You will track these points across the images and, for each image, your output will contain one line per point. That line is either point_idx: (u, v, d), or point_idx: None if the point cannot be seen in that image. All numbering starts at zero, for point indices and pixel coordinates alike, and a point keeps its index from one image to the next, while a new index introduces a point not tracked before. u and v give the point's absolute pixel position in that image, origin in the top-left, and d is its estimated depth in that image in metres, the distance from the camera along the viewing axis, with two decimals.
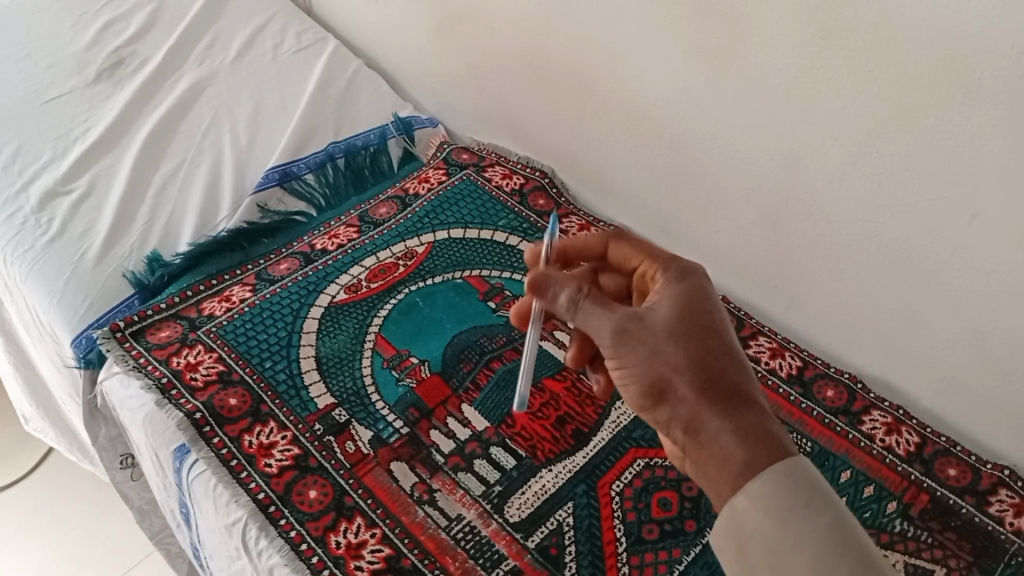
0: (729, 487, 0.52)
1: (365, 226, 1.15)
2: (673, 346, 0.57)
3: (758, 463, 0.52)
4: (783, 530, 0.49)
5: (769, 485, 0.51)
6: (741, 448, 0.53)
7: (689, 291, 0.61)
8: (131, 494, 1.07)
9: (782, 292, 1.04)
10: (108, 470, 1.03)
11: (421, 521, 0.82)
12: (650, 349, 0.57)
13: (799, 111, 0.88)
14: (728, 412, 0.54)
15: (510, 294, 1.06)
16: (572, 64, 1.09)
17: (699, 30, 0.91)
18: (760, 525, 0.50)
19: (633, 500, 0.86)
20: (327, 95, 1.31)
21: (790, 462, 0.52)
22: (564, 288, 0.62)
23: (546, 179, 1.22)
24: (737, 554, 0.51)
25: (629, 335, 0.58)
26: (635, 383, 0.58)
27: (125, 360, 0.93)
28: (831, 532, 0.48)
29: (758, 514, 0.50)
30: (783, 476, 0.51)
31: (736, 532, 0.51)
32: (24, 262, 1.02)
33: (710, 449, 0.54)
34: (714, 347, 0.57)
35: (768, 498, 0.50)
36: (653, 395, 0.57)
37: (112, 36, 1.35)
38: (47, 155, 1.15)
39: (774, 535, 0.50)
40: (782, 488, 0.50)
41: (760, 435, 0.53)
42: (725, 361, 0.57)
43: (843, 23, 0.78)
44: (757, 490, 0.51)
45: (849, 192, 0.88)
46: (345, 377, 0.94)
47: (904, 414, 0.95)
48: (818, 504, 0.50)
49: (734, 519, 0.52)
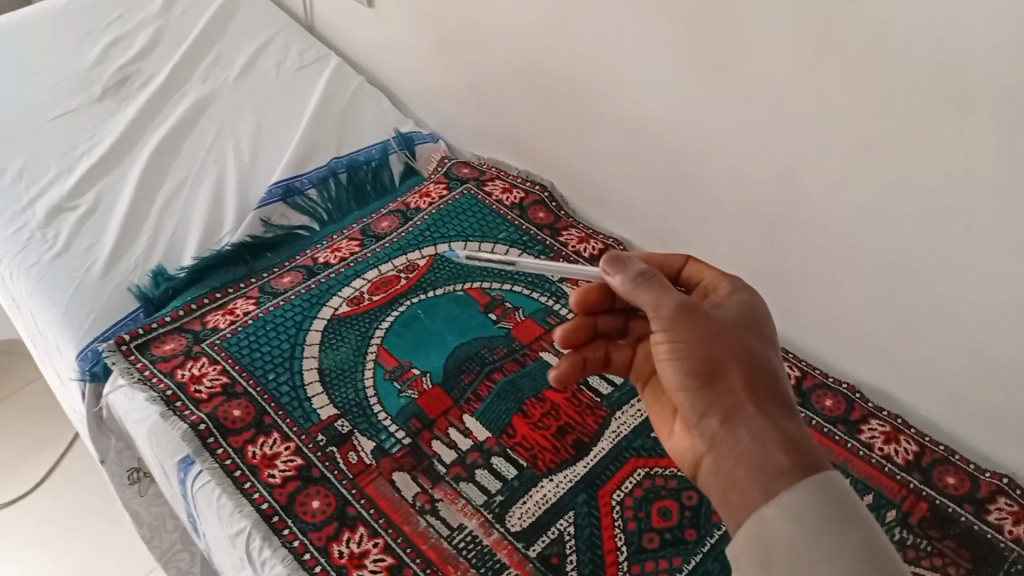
0: (764, 490, 0.53)
1: (367, 240, 1.16)
2: (734, 339, 0.60)
3: (791, 471, 0.53)
4: (817, 543, 0.50)
5: (805, 495, 0.52)
6: (781, 449, 0.55)
7: (752, 306, 0.65)
8: (141, 511, 1.07)
9: (780, 303, 1.04)
10: (116, 486, 1.03)
11: (423, 531, 0.83)
12: (713, 335, 0.60)
13: (794, 122, 0.89)
14: (771, 415, 0.57)
15: (511, 306, 1.07)
16: (570, 79, 1.10)
17: (695, 44, 0.92)
18: (792, 537, 0.51)
19: (634, 509, 0.86)
20: (329, 111, 1.33)
21: (827, 476, 0.53)
22: (637, 269, 0.66)
23: (546, 193, 1.24)
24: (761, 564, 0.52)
25: (693, 316, 0.61)
26: (688, 358, 0.60)
27: (130, 372, 0.94)
28: (865, 547, 0.49)
29: (790, 523, 0.51)
30: (820, 492, 0.52)
31: (765, 540, 0.52)
32: (30, 277, 1.03)
33: (749, 444, 0.56)
34: (767, 356, 0.61)
35: (802, 509, 0.51)
36: (702, 375, 0.59)
37: (116, 54, 1.37)
38: (53, 171, 1.16)
39: (805, 546, 0.50)
40: (818, 503, 0.51)
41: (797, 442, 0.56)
42: (774, 372, 0.60)
43: (839, 37, 0.80)
44: (792, 501, 0.52)
45: (845, 204, 0.89)
46: (347, 388, 0.95)
47: (902, 424, 0.95)
48: (851, 520, 0.51)
49: (764, 529, 0.52)
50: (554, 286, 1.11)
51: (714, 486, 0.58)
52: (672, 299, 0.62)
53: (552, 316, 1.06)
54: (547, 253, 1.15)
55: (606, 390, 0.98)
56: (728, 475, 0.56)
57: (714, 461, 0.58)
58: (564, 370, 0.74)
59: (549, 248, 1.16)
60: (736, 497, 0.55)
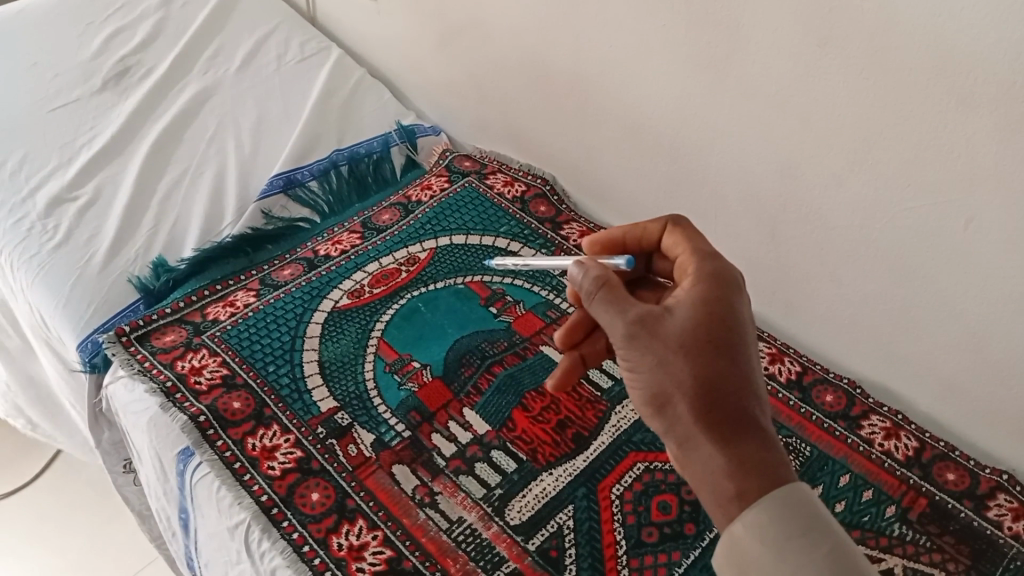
0: (724, 516, 0.53)
1: (368, 233, 1.16)
2: (679, 361, 0.57)
3: (745, 496, 0.53)
4: (783, 562, 0.50)
5: (768, 514, 0.51)
6: (731, 479, 0.53)
7: (713, 297, 0.59)
8: (132, 497, 1.08)
9: (781, 298, 1.04)
10: (111, 473, 1.04)
11: (423, 524, 0.83)
12: (658, 361, 0.57)
13: (796, 117, 0.88)
14: (722, 440, 0.54)
15: (512, 299, 1.07)
16: (571, 73, 1.10)
17: (697, 39, 0.92)
18: (759, 557, 0.51)
19: (633, 503, 0.86)
20: (331, 104, 1.32)
21: (790, 493, 0.52)
22: (588, 284, 0.63)
23: (548, 186, 1.23)
24: None
25: (638, 340, 0.58)
26: (639, 387, 0.59)
27: (130, 364, 0.94)
28: (829, 563, 0.49)
29: (757, 544, 0.51)
30: (784, 509, 0.51)
31: (736, 558, 0.52)
32: (30, 268, 1.03)
33: (702, 474, 0.55)
34: (723, 367, 0.56)
35: (766, 529, 0.51)
36: (654, 404, 0.58)
37: (117, 45, 1.36)
38: (53, 162, 1.16)
39: (773, 566, 0.50)
40: (783, 521, 0.51)
41: (751, 466, 0.53)
42: (733, 383, 0.56)
43: (840, 32, 0.80)
44: (757, 522, 0.52)
45: (846, 199, 0.89)
46: (348, 381, 0.95)
47: (903, 419, 0.95)
48: (816, 534, 0.51)
49: (733, 547, 0.52)
50: (555, 279, 1.10)
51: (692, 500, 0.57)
52: (619, 325, 0.60)
53: (553, 310, 1.06)
54: (548, 246, 1.15)
55: (606, 384, 0.98)
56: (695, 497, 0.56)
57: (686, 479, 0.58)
58: (564, 371, 0.73)
59: (550, 242, 1.15)
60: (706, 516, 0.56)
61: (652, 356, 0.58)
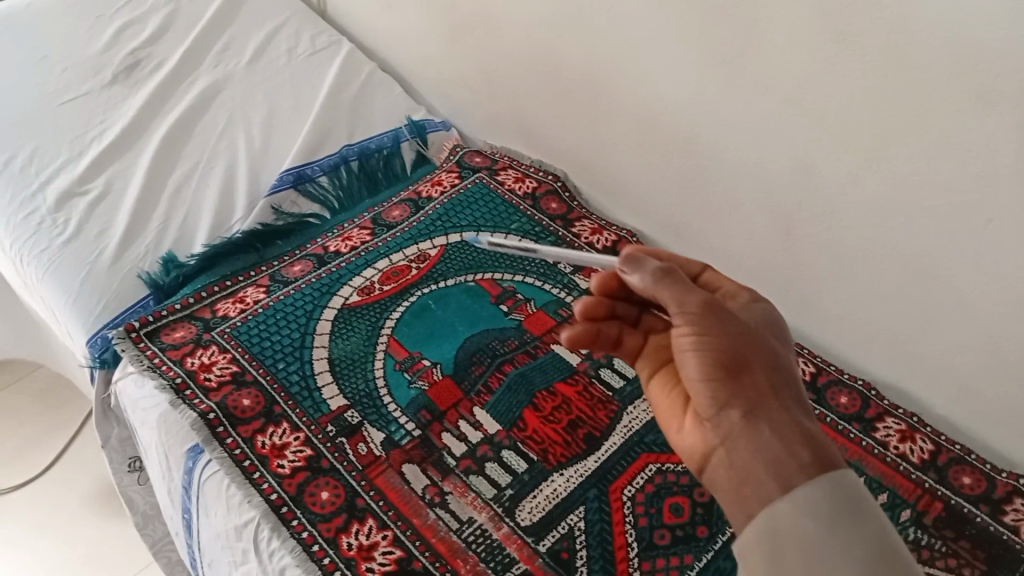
0: (778, 484, 0.53)
1: (378, 229, 1.15)
2: (754, 343, 0.60)
3: (807, 467, 0.54)
4: (828, 535, 0.50)
5: (822, 488, 0.52)
6: (800, 446, 0.55)
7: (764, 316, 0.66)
8: (136, 499, 1.05)
9: (795, 298, 1.03)
10: (115, 474, 1.03)
11: (432, 524, 0.82)
12: (734, 337, 0.60)
13: (812, 115, 0.87)
14: (791, 416, 0.57)
15: (522, 297, 1.06)
16: (584, 68, 1.09)
17: (711, 36, 0.91)
18: (804, 529, 0.51)
19: (645, 505, 0.85)
20: (341, 98, 1.32)
21: (840, 472, 0.54)
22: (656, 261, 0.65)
23: (559, 182, 1.22)
24: (769, 558, 0.51)
25: (715, 315, 0.61)
26: (707, 356, 0.60)
27: (140, 360, 0.93)
28: (872, 542, 0.50)
29: (803, 520, 0.51)
30: (832, 486, 0.52)
31: (775, 533, 0.52)
32: (40, 263, 1.02)
33: (767, 441, 0.56)
34: (784, 364, 0.61)
35: (813, 506, 0.52)
36: (722, 372, 0.59)
37: (127, 38, 1.36)
38: (63, 156, 1.16)
39: (819, 539, 0.50)
40: (830, 498, 0.52)
41: (815, 441, 0.56)
42: (791, 377, 0.60)
43: (857, 30, 0.78)
44: (805, 497, 0.52)
45: (862, 198, 0.88)
46: (358, 379, 0.95)
47: (918, 422, 0.94)
48: (859, 515, 0.51)
49: (773, 521, 0.52)
50: (566, 277, 1.09)
51: (723, 481, 0.57)
52: (695, 296, 0.61)
53: (564, 308, 1.05)
54: (559, 244, 1.14)
55: (618, 384, 0.97)
56: (740, 468, 0.56)
57: (726, 454, 0.57)
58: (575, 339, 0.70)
59: (561, 239, 1.14)
60: (747, 488, 0.55)
61: (728, 330, 0.60)
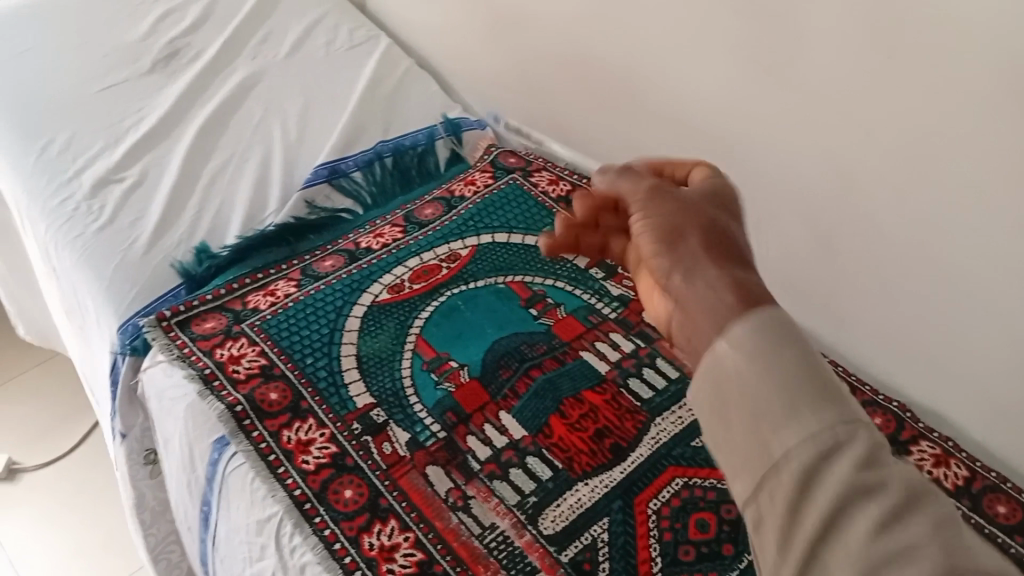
0: (716, 339, 0.41)
1: (410, 226, 1.14)
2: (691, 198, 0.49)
3: (749, 315, 0.41)
4: (766, 372, 0.39)
5: (761, 340, 0.40)
6: (747, 312, 0.41)
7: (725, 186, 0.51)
8: (148, 494, 1.01)
9: (832, 314, 1.01)
10: (129, 466, 0.99)
11: (455, 528, 0.82)
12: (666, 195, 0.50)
13: (857, 128, 0.85)
14: (736, 269, 0.44)
15: (553, 302, 1.05)
16: (624, 71, 1.08)
17: (756, 42, 0.89)
18: (747, 380, 0.39)
19: (670, 519, 0.84)
20: (378, 93, 1.31)
21: (785, 322, 0.41)
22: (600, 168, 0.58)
23: (593, 186, 1.21)
24: (717, 413, 0.40)
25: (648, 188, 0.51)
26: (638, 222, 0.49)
27: (169, 349, 0.94)
28: (820, 386, 0.39)
29: (739, 364, 0.40)
30: (777, 336, 0.40)
31: (720, 389, 0.40)
32: (74, 248, 1.03)
33: (705, 299, 0.42)
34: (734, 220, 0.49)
35: (755, 348, 0.39)
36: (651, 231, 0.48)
37: (167, 27, 1.37)
38: (100, 143, 1.16)
39: (757, 378, 0.39)
40: (774, 343, 0.40)
41: (768, 298, 0.42)
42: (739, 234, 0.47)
43: (911, 44, 0.76)
44: (742, 342, 0.40)
45: (907, 216, 0.86)
46: (384, 377, 0.95)
47: (953, 447, 0.92)
48: (811, 368, 0.39)
49: (716, 378, 0.40)
50: (598, 283, 1.08)
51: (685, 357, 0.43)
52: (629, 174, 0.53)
53: (594, 315, 1.04)
54: None
55: (647, 394, 0.96)
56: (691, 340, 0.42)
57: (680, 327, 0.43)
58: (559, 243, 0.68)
59: None
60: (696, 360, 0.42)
61: (674, 199, 0.48)
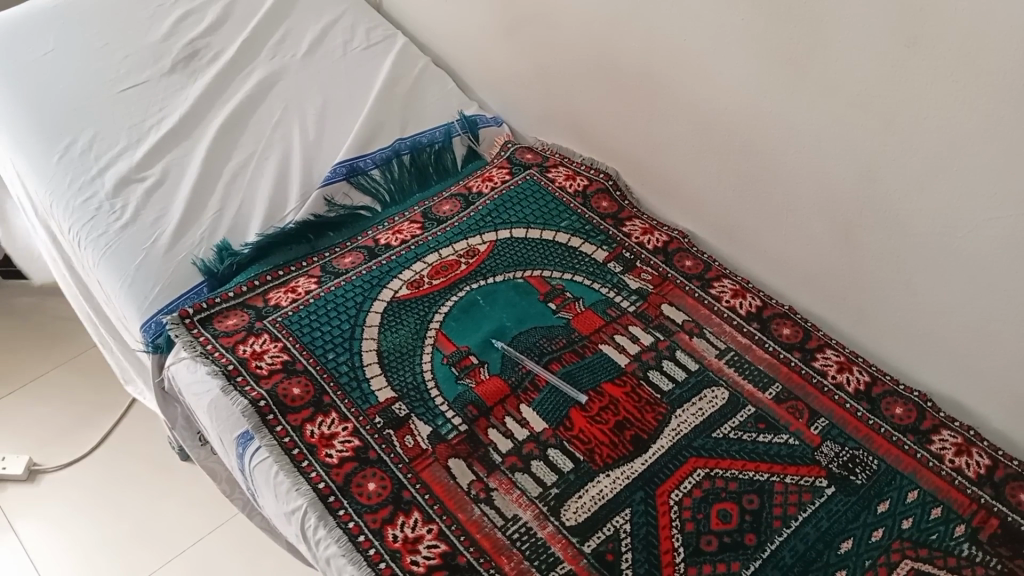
0: None
1: (427, 223, 1.15)
2: None
3: None
4: None
5: None
6: None
7: None
8: (220, 468, 1.10)
9: (852, 306, 1.01)
10: (191, 449, 1.09)
11: (477, 519, 0.83)
12: None
13: (878, 121, 0.85)
14: None
15: (571, 296, 1.06)
16: (642, 70, 1.08)
17: (777, 36, 0.89)
18: None
19: (692, 510, 0.84)
20: (396, 92, 1.32)
21: None
22: None
23: (610, 181, 1.21)
24: None
25: None
26: None
27: (193, 346, 0.95)
28: None
29: None
30: None
31: None
32: (98, 247, 1.04)
33: None
34: None
35: None
36: None
37: (187, 28, 1.38)
38: (122, 142, 1.18)
39: None
40: None
41: None
42: None
43: (929, 32, 0.76)
44: None
45: (928, 206, 0.85)
46: (406, 372, 0.95)
47: (975, 436, 0.90)
48: None
49: None
50: (615, 276, 1.08)
51: None
52: None
53: (613, 308, 1.05)
54: (609, 243, 1.13)
55: (667, 387, 0.96)
56: None
57: None
58: None
59: (611, 238, 1.14)
60: None
61: None
